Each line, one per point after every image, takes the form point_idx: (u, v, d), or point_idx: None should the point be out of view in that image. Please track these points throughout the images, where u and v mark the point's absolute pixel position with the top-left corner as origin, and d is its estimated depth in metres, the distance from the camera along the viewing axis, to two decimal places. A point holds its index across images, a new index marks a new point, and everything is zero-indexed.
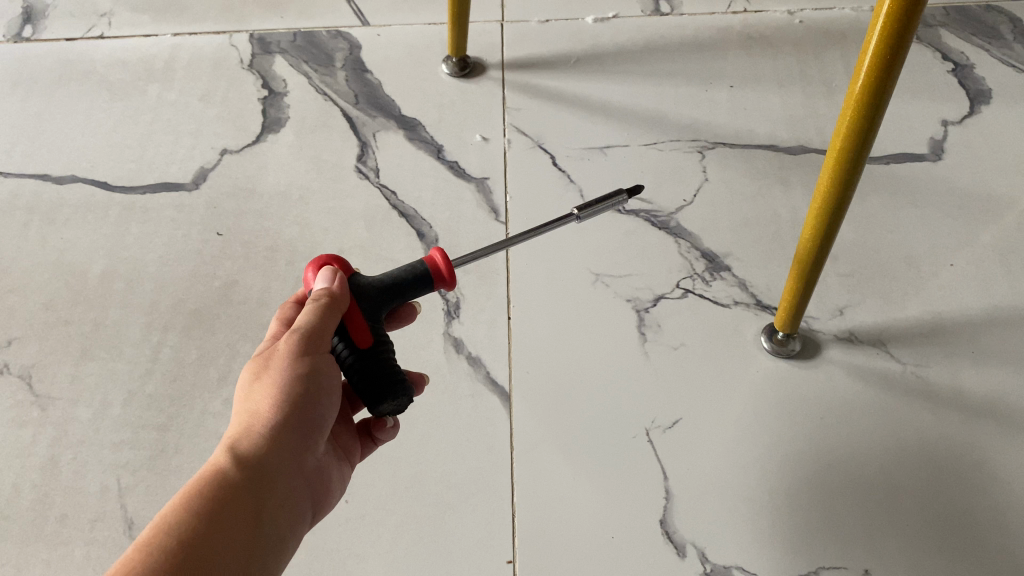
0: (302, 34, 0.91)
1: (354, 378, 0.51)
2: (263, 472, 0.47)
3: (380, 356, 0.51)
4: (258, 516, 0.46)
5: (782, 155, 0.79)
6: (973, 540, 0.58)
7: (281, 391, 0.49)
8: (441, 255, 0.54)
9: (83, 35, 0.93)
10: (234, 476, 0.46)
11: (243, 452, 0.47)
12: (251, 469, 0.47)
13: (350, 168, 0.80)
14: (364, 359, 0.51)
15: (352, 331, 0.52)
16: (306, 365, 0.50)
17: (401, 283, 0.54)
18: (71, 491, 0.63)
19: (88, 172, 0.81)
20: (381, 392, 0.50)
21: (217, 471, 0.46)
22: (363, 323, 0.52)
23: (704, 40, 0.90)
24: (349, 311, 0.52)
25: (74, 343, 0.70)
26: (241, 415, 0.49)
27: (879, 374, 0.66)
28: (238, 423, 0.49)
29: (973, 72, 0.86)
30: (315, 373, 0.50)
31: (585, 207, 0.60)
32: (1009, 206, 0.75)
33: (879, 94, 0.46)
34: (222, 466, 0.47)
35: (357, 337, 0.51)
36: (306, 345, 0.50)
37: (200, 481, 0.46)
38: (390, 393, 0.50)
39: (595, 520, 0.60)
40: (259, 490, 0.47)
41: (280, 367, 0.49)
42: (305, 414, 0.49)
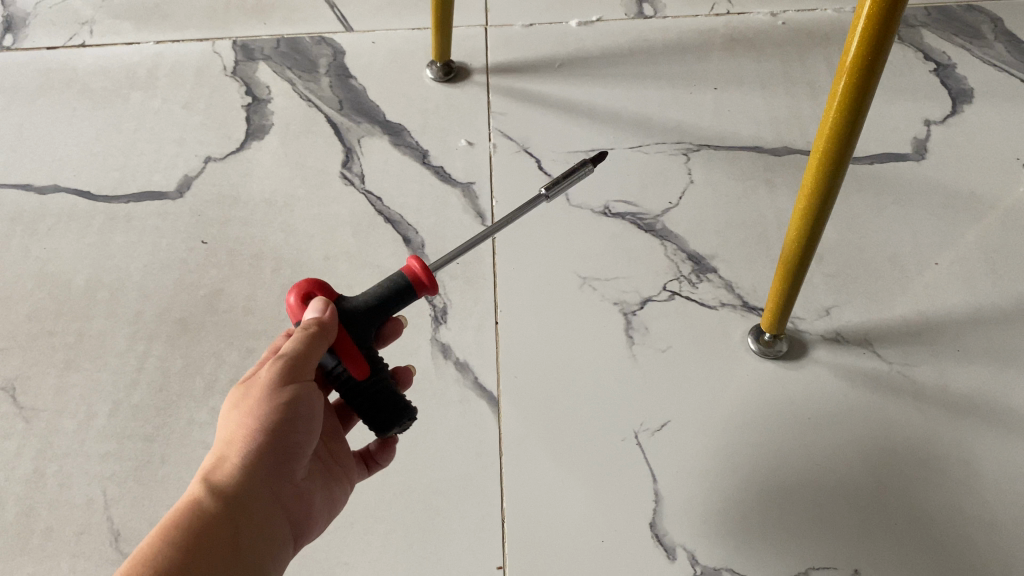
0: (285, 40, 0.91)
1: (359, 408, 0.54)
2: (241, 501, 0.48)
3: (379, 381, 0.54)
4: (235, 544, 0.47)
5: (767, 157, 0.80)
6: (960, 538, 0.59)
7: (259, 420, 0.50)
8: (418, 265, 0.54)
9: (65, 43, 0.92)
10: (211, 507, 0.47)
11: (221, 483, 0.49)
12: (228, 498, 0.48)
13: (335, 174, 0.80)
14: (365, 388, 0.53)
15: (348, 364, 0.53)
16: (287, 394, 0.50)
17: (384, 303, 0.54)
18: (57, 503, 0.62)
19: (71, 182, 0.80)
20: (387, 420, 0.53)
21: (194, 502, 0.47)
22: (358, 354, 0.53)
23: (688, 43, 0.90)
24: (342, 343, 0.53)
25: (58, 354, 0.69)
26: (220, 444, 0.50)
27: (866, 374, 0.67)
28: (218, 453, 0.50)
29: (954, 71, 0.86)
30: (297, 401, 0.50)
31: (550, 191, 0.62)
32: (992, 205, 0.76)
33: (861, 95, 0.46)
34: (199, 496, 0.48)
35: (354, 371, 0.53)
36: (290, 374, 0.50)
37: (178, 511, 0.47)
38: (394, 420, 0.54)
39: (585, 524, 0.60)
40: (236, 519, 0.48)
41: (260, 397, 0.50)
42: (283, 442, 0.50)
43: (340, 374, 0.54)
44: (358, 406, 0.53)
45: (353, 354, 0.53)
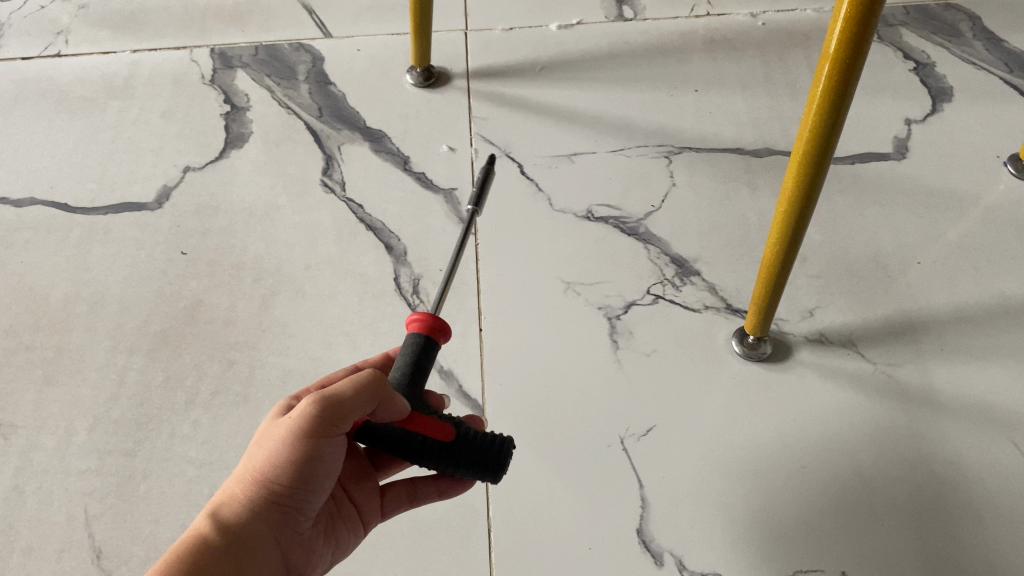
0: (264, 47, 0.90)
1: (465, 465, 0.49)
2: (244, 543, 0.47)
3: (458, 424, 0.50)
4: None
5: (749, 158, 0.80)
6: (949, 539, 0.59)
7: (272, 466, 0.48)
8: (422, 314, 0.53)
9: (40, 53, 0.91)
10: (212, 544, 0.47)
11: (227, 520, 0.48)
12: (231, 537, 0.47)
13: (316, 182, 0.79)
14: (454, 439, 0.49)
15: (428, 432, 0.49)
16: (305, 447, 0.47)
17: (418, 365, 0.53)
18: (37, 521, 0.61)
19: (47, 194, 0.79)
20: (496, 452, 0.49)
21: (198, 536, 0.47)
22: (432, 420, 0.50)
23: (669, 45, 0.90)
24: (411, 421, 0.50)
25: (36, 369, 0.68)
26: (235, 476, 0.49)
27: (851, 375, 0.67)
28: (233, 485, 0.49)
29: (934, 70, 0.86)
30: (315, 455, 0.48)
31: (478, 199, 0.64)
32: (973, 203, 0.76)
33: (840, 96, 0.46)
34: (204, 530, 0.47)
35: (437, 433, 0.49)
36: (313, 428, 0.47)
37: (182, 543, 0.47)
38: (496, 447, 0.49)
39: (572, 532, 0.60)
40: (234, 562, 0.47)
41: (279, 442, 0.48)
42: (295, 490, 0.48)
43: (427, 450, 0.49)
44: (464, 462, 0.49)
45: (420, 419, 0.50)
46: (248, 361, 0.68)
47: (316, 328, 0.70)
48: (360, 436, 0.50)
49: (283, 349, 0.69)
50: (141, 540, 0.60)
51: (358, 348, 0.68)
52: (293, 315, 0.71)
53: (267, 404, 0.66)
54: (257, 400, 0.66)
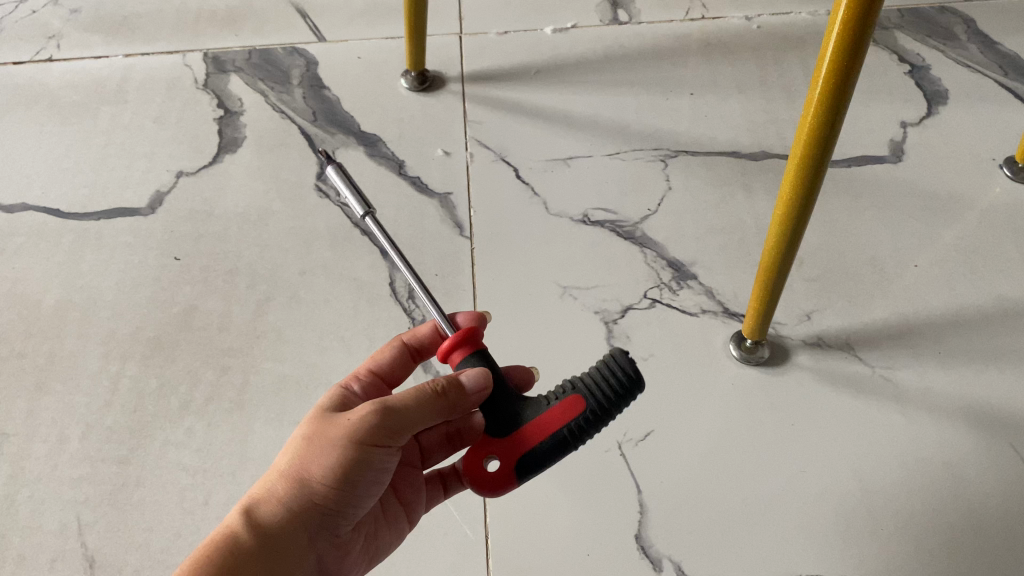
0: (257, 51, 0.90)
1: (613, 413, 0.48)
2: (278, 544, 0.48)
3: (570, 388, 0.49)
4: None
5: (745, 162, 0.80)
6: (949, 544, 0.58)
7: (316, 470, 0.48)
8: (451, 347, 0.51)
9: (32, 58, 0.90)
10: (247, 542, 0.47)
11: (262, 518, 0.48)
12: (265, 537, 0.48)
13: (310, 187, 0.79)
14: (586, 399, 0.48)
15: (564, 416, 0.48)
16: (354, 452, 0.47)
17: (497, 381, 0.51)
18: (29, 530, 0.60)
19: (39, 200, 0.79)
20: (623, 365, 0.48)
21: (230, 534, 0.47)
22: (558, 408, 0.48)
23: (664, 48, 0.90)
24: (544, 426, 0.48)
25: (28, 377, 0.68)
26: (275, 473, 0.49)
27: (849, 379, 0.66)
28: (270, 481, 0.49)
29: (929, 73, 0.86)
30: (367, 461, 0.48)
31: (364, 199, 0.60)
32: (969, 206, 0.76)
33: (837, 101, 0.46)
34: (238, 527, 0.48)
35: (572, 411, 0.48)
36: (366, 436, 0.47)
37: (216, 538, 0.47)
38: (615, 364, 0.48)
39: (570, 538, 0.59)
40: (268, 562, 0.47)
41: (328, 445, 0.48)
42: (338, 496, 0.48)
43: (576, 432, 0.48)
44: (613, 408, 0.47)
45: (544, 419, 0.48)
46: (243, 367, 0.68)
47: (311, 334, 0.69)
48: (524, 476, 0.48)
49: (278, 355, 0.68)
50: (134, 549, 0.59)
51: (354, 353, 0.68)
52: (288, 320, 0.70)
53: (262, 412, 0.65)
54: (251, 407, 0.65)
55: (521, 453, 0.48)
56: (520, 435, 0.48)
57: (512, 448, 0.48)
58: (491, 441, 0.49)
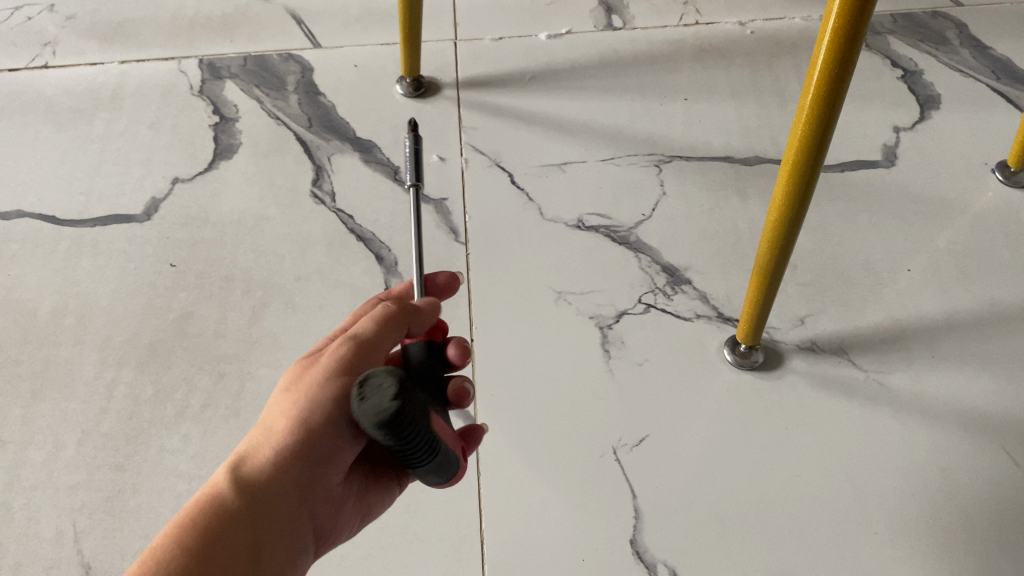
0: (252, 58, 0.90)
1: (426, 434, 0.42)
2: (269, 497, 0.47)
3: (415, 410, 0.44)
4: (253, 539, 0.46)
5: (739, 166, 0.80)
6: (942, 547, 0.59)
7: (297, 411, 0.48)
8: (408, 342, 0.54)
9: (27, 65, 0.90)
10: (235, 496, 0.47)
11: (249, 474, 0.48)
12: (250, 490, 0.47)
13: (305, 193, 0.79)
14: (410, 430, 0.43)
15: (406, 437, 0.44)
16: (334, 392, 0.49)
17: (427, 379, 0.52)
18: (25, 538, 0.60)
19: (35, 207, 0.79)
20: (371, 405, 0.40)
21: (217, 492, 0.47)
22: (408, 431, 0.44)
23: (658, 54, 0.90)
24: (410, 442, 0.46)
25: (24, 384, 0.68)
26: (258, 431, 0.50)
27: (842, 383, 0.66)
28: (253, 440, 0.50)
29: (922, 77, 0.87)
30: (347, 398, 0.49)
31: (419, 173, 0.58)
32: (962, 210, 0.77)
33: (830, 106, 0.46)
34: (225, 484, 0.47)
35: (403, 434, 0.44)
36: (339, 371, 0.49)
37: (201, 499, 0.47)
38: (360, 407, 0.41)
39: (565, 542, 0.60)
40: (260, 513, 0.47)
41: (306, 390, 0.49)
42: (324, 442, 0.48)
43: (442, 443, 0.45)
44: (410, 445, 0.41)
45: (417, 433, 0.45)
46: (238, 374, 0.68)
47: (306, 340, 0.69)
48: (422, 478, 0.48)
49: (274, 361, 0.68)
50: (131, 556, 0.60)
51: None
52: (283, 326, 0.70)
53: (257, 418, 0.65)
54: (247, 413, 0.66)
55: (408, 459, 0.47)
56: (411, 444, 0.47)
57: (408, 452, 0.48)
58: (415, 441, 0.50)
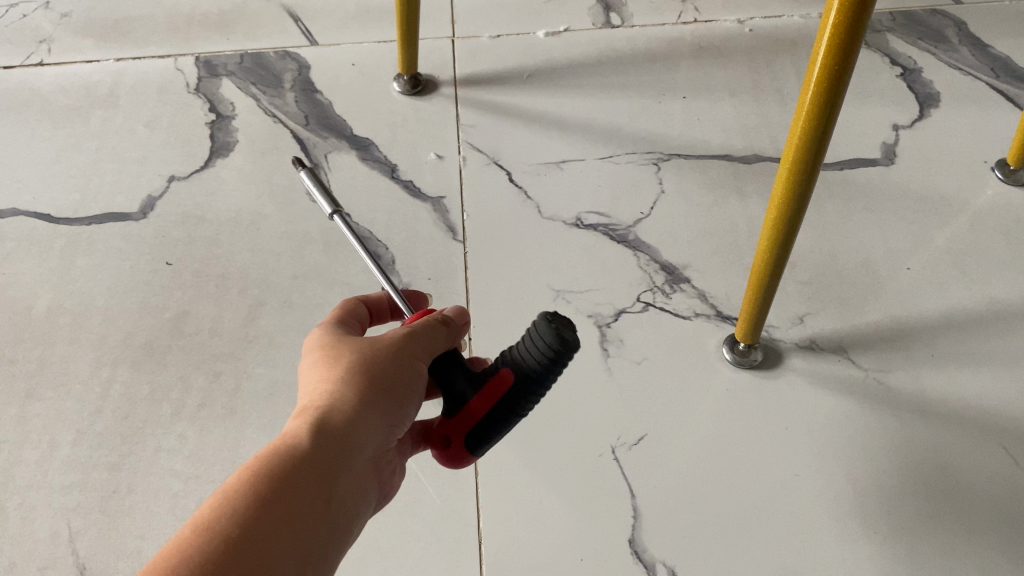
0: (249, 55, 0.90)
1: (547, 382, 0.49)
2: (345, 457, 0.44)
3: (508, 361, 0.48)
4: (331, 499, 0.43)
5: (737, 165, 0.80)
6: (942, 547, 0.58)
7: (366, 379, 0.47)
8: None
9: (22, 62, 0.90)
10: (316, 454, 0.43)
11: (325, 432, 0.44)
12: (330, 437, 0.44)
13: (302, 191, 0.79)
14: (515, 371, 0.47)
15: (495, 389, 0.48)
16: (399, 369, 0.48)
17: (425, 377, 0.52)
18: (19, 538, 0.60)
19: (30, 205, 0.78)
20: (543, 333, 0.46)
21: (294, 450, 0.43)
22: (492, 388, 0.48)
23: (656, 52, 0.90)
24: (485, 399, 0.48)
25: (19, 383, 0.67)
26: (319, 393, 0.46)
27: (841, 382, 0.66)
28: (316, 402, 0.46)
29: (920, 75, 0.87)
30: (409, 376, 0.48)
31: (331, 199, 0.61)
32: (961, 208, 0.76)
33: (829, 103, 0.46)
34: (298, 440, 0.43)
35: (502, 381, 0.48)
36: (403, 349, 0.48)
37: (274, 456, 0.42)
38: (536, 333, 0.46)
39: (563, 542, 0.59)
40: (338, 473, 0.44)
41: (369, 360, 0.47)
42: (387, 412, 0.47)
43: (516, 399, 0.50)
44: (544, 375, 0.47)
45: (486, 395, 0.48)
46: (235, 372, 0.67)
47: (303, 339, 0.69)
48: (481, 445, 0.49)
49: (271, 360, 0.68)
50: (126, 557, 0.59)
51: None
52: (280, 325, 0.70)
53: (254, 417, 0.65)
54: (244, 412, 0.65)
55: (473, 427, 0.48)
56: (469, 411, 0.48)
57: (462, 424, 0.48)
58: (445, 422, 0.49)
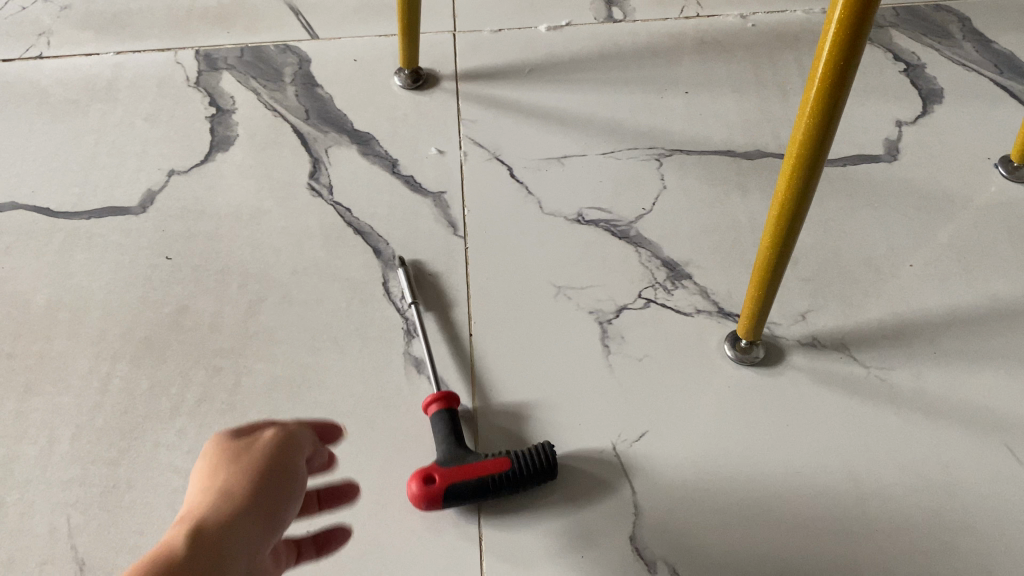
0: (249, 49, 0.89)
1: (529, 481, 0.58)
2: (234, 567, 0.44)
3: (510, 451, 0.59)
4: None
5: (740, 161, 0.79)
6: (944, 545, 0.58)
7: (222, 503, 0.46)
8: (431, 404, 0.62)
9: (21, 55, 0.89)
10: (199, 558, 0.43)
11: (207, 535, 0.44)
12: (207, 551, 0.44)
13: (302, 185, 0.78)
14: (510, 466, 0.58)
15: (486, 469, 0.58)
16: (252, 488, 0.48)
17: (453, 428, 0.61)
18: (18, 534, 0.60)
19: (29, 199, 0.78)
20: (525, 457, 0.59)
21: (171, 554, 0.42)
22: (485, 463, 0.58)
23: (658, 47, 0.89)
24: (477, 469, 0.58)
25: (18, 377, 0.67)
26: (199, 508, 0.46)
27: (844, 379, 0.66)
28: (195, 513, 0.46)
29: (924, 71, 0.86)
30: (269, 500, 0.48)
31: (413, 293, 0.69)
32: (964, 205, 0.76)
33: (834, 99, 0.45)
34: (176, 545, 0.43)
35: (499, 466, 0.58)
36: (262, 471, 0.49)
37: (147, 563, 0.42)
38: (528, 453, 0.59)
39: (564, 539, 0.59)
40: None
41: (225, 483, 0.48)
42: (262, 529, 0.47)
43: (503, 490, 0.58)
44: (522, 476, 0.58)
45: (479, 466, 0.58)
46: (234, 368, 0.67)
47: (303, 334, 0.69)
48: (450, 501, 0.58)
49: (271, 355, 0.68)
50: (125, 552, 0.59)
51: (347, 355, 0.68)
52: (280, 320, 0.70)
53: (254, 413, 0.65)
54: (243, 408, 0.65)
55: (454, 486, 0.58)
56: (463, 470, 0.58)
57: (449, 479, 0.58)
58: (440, 469, 0.59)
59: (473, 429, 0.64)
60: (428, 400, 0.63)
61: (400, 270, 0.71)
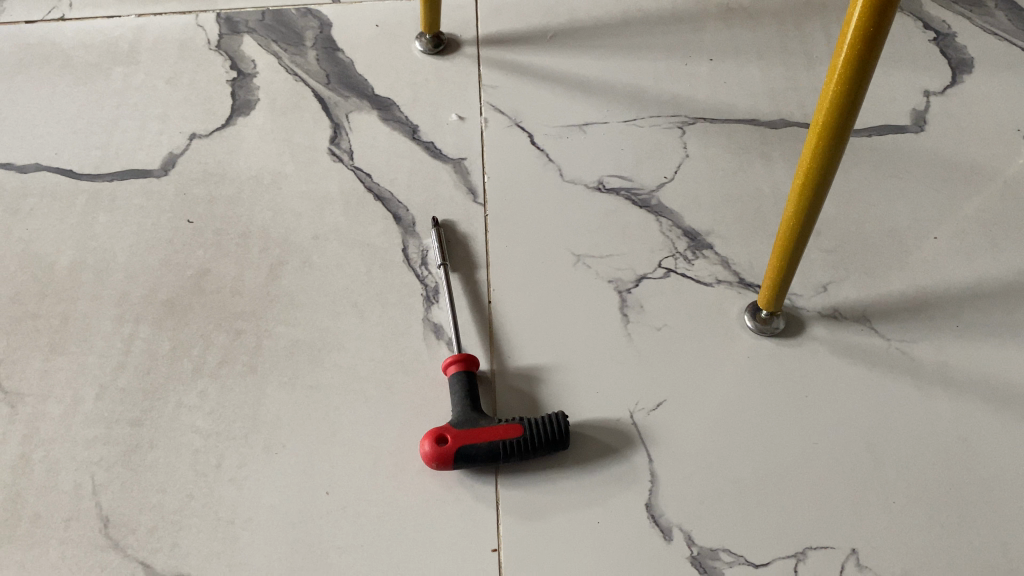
0: (271, 12, 0.89)
1: (539, 450, 0.59)
2: None
3: (524, 417, 0.60)
4: None
5: (764, 130, 0.78)
6: (961, 518, 0.58)
7: None
8: (452, 365, 0.63)
9: (43, 17, 0.89)
10: None
11: None
12: None
13: (323, 150, 0.78)
14: (523, 432, 0.59)
15: (499, 434, 0.59)
16: None
17: (470, 389, 0.62)
18: (43, 490, 0.61)
19: (52, 161, 0.78)
20: (540, 425, 0.59)
21: None
22: (497, 429, 0.59)
23: (683, 13, 0.88)
24: (489, 434, 0.59)
25: (42, 337, 0.68)
26: None
27: (864, 351, 0.66)
28: None
29: (954, 40, 0.84)
30: None
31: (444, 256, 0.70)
32: (992, 177, 0.75)
33: (863, 68, 0.45)
34: None
35: (511, 432, 0.59)
36: None
37: None
38: (543, 421, 0.60)
39: (581, 505, 0.59)
40: None
41: None
42: None
43: (513, 455, 0.59)
44: (535, 445, 0.59)
45: (492, 430, 0.59)
46: (256, 331, 0.68)
47: (323, 299, 0.69)
48: (460, 463, 0.59)
49: (292, 319, 0.68)
50: (147, 511, 0.60)
51: (366, 320, 0.68)
52: (300, 285, 0.70)
53: (274, 375, 0.65)
54: (264, 370, 0.66)
55: (464, 447, 0.58)
56: (475, 433, 0.59)
57: (461, 440, 0.59)
58: (452, 430, 0.59)
59: (491, 393, 0.64)
60: (449, 359, 0.63)
61: (432, 231, 0.71)
